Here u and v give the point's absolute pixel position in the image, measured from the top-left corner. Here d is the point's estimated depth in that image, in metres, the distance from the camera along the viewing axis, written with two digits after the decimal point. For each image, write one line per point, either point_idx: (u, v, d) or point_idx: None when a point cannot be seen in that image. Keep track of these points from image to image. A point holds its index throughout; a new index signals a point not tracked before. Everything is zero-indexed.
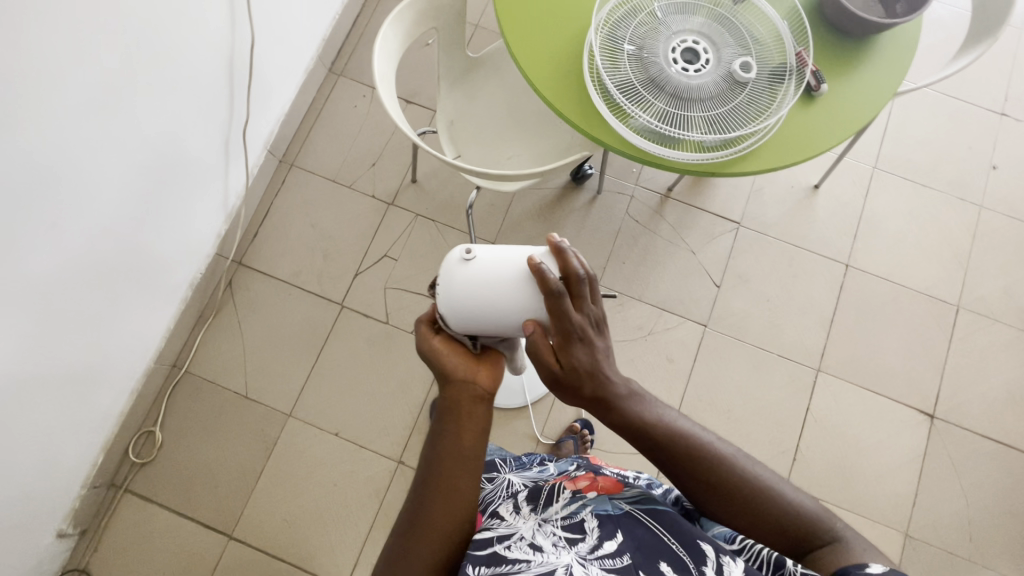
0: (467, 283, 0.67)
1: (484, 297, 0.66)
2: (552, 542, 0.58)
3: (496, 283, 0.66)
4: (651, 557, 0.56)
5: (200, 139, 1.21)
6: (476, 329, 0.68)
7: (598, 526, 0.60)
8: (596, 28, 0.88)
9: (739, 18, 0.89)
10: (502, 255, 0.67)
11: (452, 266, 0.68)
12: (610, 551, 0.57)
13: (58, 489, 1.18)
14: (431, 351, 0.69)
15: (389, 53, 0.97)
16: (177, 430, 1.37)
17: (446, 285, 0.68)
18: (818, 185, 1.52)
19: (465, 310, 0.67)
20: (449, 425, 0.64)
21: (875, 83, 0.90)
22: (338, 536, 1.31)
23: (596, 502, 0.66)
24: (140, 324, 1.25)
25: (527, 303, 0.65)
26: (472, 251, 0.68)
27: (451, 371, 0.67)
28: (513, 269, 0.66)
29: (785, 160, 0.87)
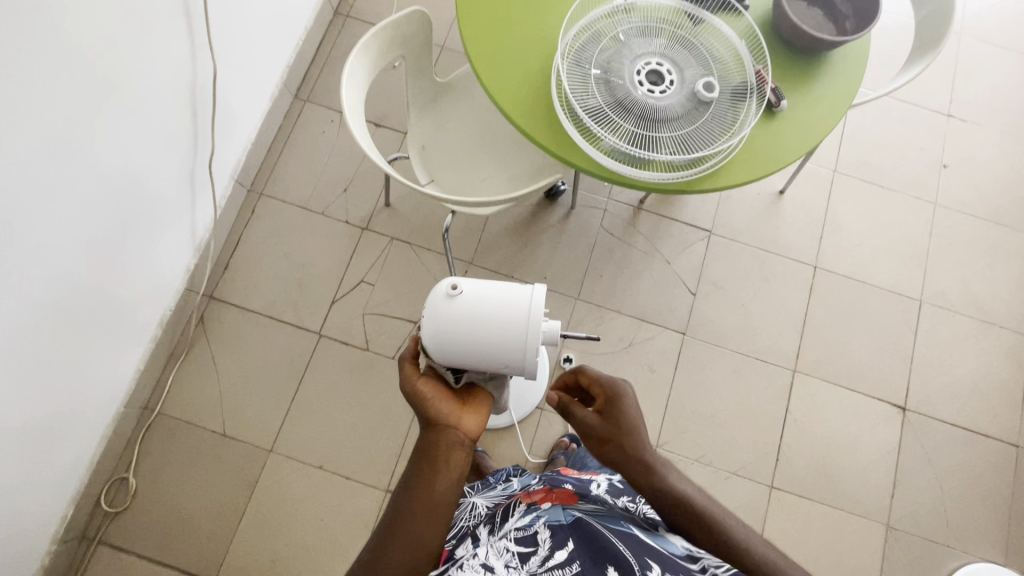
0: (454, 319, 0.67)
1: (471, 332, 0.66)
2: (505, 564, 0.62)
3: (484, 319, 0.66)
4: (599, 562, 0.60)
5: (164, 173, 1.18)
6: (462, 363, 0.68)
7: (551, 538, 0.65)
8: (562, 53, 0.90)
9: (700, 39, 0.92)
10: (488, 292, 0.67)
11: (438, 300, 0.67)
12: (560, 560, 0.61)
13: (25, 548, 1.12)
14: (413, 391, 0.69)
15: (356, 84, 0.97)
16: (152, 474, 1.32)
17: (432, 320, 0.67)
18: (784, 191, 1.57)
19: (452, 346, 0.67)
20: (423, 469, 0.65)
21: (832, 97, 0.94)
22: (327, 574, 1.27)
23: (550, 515, 0.70)
24: (108, 367, 1.20)
25: (512, 340, 0.66)
26: (458, 286, 0.67)
27: (433, 413, 0.68)
28: (499, 307, 0.66)
29: (756, 172, 0.89)
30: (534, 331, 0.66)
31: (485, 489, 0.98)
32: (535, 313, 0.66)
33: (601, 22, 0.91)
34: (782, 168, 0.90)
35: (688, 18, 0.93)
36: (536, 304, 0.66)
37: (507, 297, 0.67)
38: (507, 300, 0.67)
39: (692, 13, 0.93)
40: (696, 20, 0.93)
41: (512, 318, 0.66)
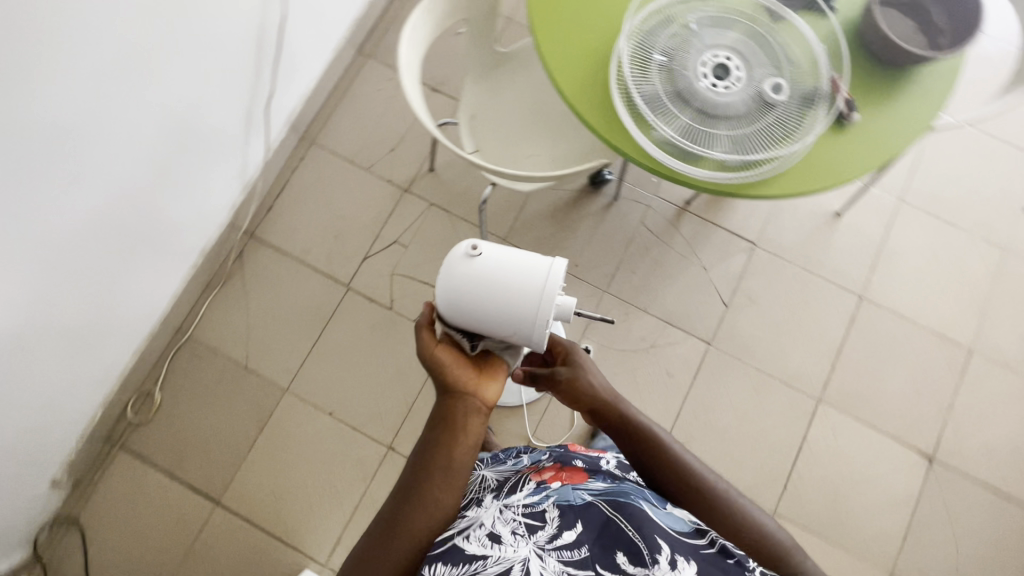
0: (470, 278, 0.67)
1: (486, 293, 0.66)
2: (511, 532, 0.60)
3: (500, 282, 0.66)
4: (608, 548, 0.59)
5: (223, 108, 1.21)
6: (472, 324, 0.68)
7: (559, 516, 0.63)
8: (628, 35, 0.87)
9: (776, 37, 0.87)
10: (507, 256, 0.68)
11: (457, 257, 0.68)
12: (568, 542, 0.59)
13: (55, 440, 1.21)
14: (432, 356, 0.72)
15: (416, 41, 0.96)
16: (175, 393, 1.39)
17: (449, 276, 0.68)
18: (841, 213, 1.49)
19: (465, 303, 0.67)
20: (443, 436, 0.68)
21: (911, 116, 0.87)
22: (321, 516, 1.33)
23: (559, 492, 0.68)
24: (149, 286, 1.27)
25: (522, 308, 0.66)
26: (478, 247, 0.68)
27: (453, 380, 0.71)
28: (515, 272, 0.67)
29: (821, 185, 0.84)
30: (548, 300, 0.65)
31: (494, 462, 0.90)
32: (551, 282, 0.66)
33: (673, 8, 0.88)
34: (853, 180, 0.85)
35: (768, 13, 0.88)
36: (553, 274, 0.66)
37: (526, 264, 0.67)
38: (525, 268, 0.67)
39: (773, 9, 0.88)
40: (776, 17, 0.88)
41: (527, 284, 0.66)
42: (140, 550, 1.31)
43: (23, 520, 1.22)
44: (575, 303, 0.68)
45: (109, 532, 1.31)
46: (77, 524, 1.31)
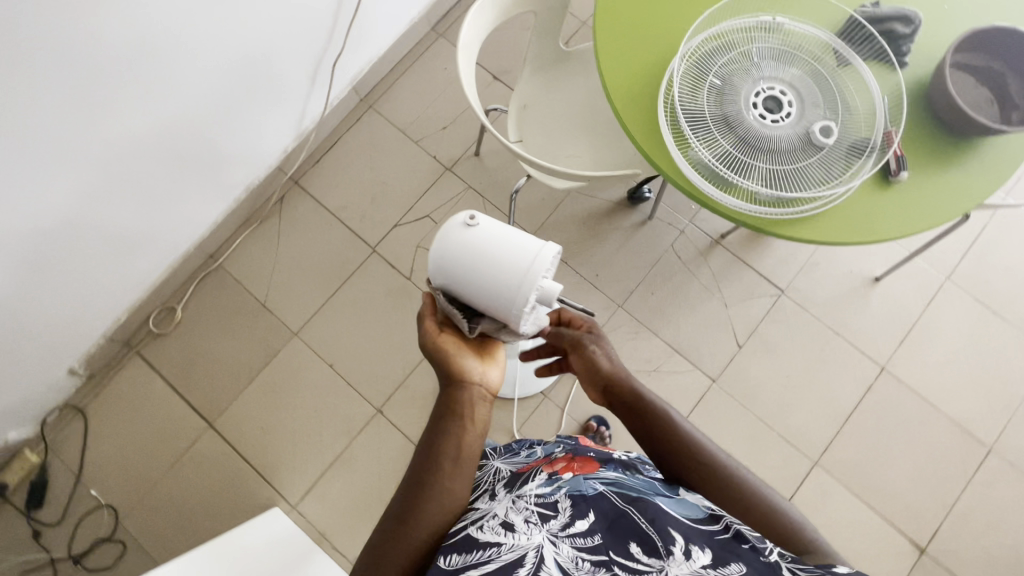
0: (459, 247, 0.69)
1: (470, 264, 0.68)
2: (524, 519, 0.60)
3: (487, 256, 0.67)
4: (621, 538, 0.58)
5: (293, 57, 1.28)
6: (455, 291, 0.70)
7: (572, 505, 0.62)
8: (686, 52, 0.86)
9: (837, 82, 0.85)
10: (499, 233, 0.68)
11: (454, 226, 0.70)
12: (581, 530, 0.58)
13: (79, 332, 1.30)
14: (439, 345, 0.74)
15: (481, 24, 0.98)
16: (195, 315, 1.46)
17: (441, 241, 0.70)
18: (880, 279, 1.44)
19: (450, 270, 0.69)
20: (452, 425, 0.69)
21: (961, 187, 0.84)
22: (301, 460, 1.38)
23: (571, 482, 0.66)
24: (192, 210, 1.34)
25: (502, 285, 0.66)
26: (474, 219, 0.70)
27: (456, 368, 0.73)
28: (503, 250, 0.67)
29: (858, 240, 0.82)
30: (528, 283, 0.65)
31: (507, 454, 0.88)
32: (534, 266, 0.65)
33: (737, 33, 0.87)
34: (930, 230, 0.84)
35: (834, 56, 0.86)
36: (539, 258, 0.66)
37: (515, 243, 0.67)
38: (513, 247, 0.67)
39: (840, 52, 0.86)
40: (842, 61, 0.86)
41: (510, 263, 0.66)
42: (133, 451, 1.39)
43: (37, 398, 1.32)
44: (558, 290, 0.67)
45: (110, 428, 1.40)
46: (83, 414, 1.41)
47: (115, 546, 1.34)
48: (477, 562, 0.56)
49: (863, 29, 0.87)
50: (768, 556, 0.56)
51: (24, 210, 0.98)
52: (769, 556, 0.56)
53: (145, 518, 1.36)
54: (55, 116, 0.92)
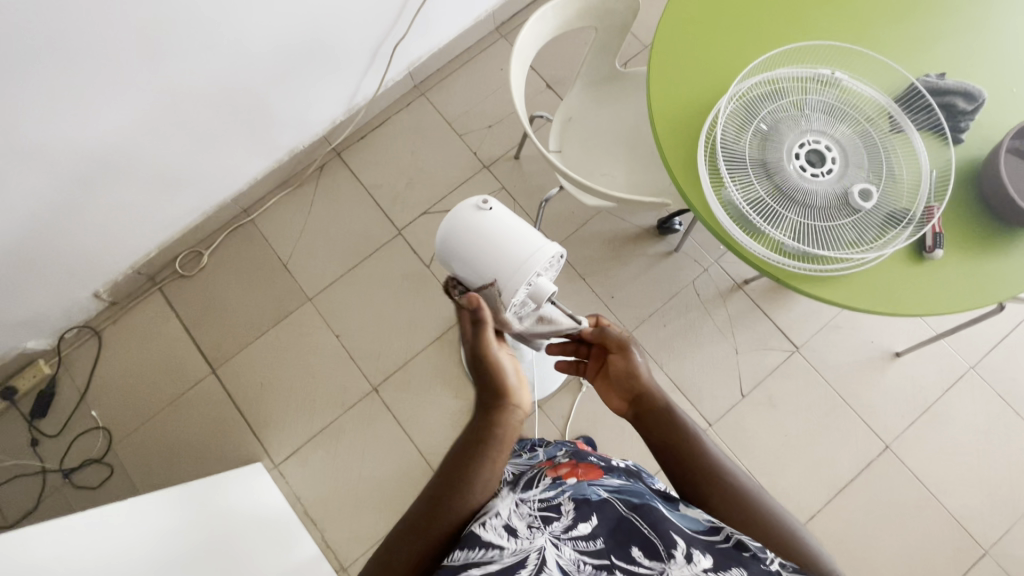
0: (465, 226, 0.74)
1: (471, 244, 0.73)
2: (527, 524, 0.62)
3: (490, 240, 0.72)
4: (624, 543, 0.59)
5: (356, 35, 1.32)
6: (456, 266, 0.78)
7: (574, 510, 0.64)
8: (737, 92, 0.85)
9: (886, 147, 0.83)
10: (508, 220, 0.74)
11: (467, 205, 0.75)
12: (583, 533, 0.61)
13: (109, 259, 1.36)
14: (495, 360, 0.73)
15: (541, 32, 0.99)
16: (219, 263, 1.51)
17: (452, 217, 0.76)
18: (900, 354, 1.39)
19: (453, 246, 0.75)
20: (489, 448, 0.70)
21: (995, 276, 0.81)
22: (292, 422, 1.41)
23: (574, 488, 0.68)
24: (235, 163, 1.40)
25: (500, 270, 0.71)
26: (487, 203, 0.74)
27: (506, 391, 0.73)
28: (508, 238, 0.72)
29: (879, 309, 0.80)
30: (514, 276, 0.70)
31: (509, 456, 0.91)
32: (524, 261, 0.70)
33: (792, 83, 0.86)
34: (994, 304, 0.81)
35: (887, 121, 0.84)
36: (530, 255, 0.70)
37: (514, 234, 0.71)
38: (519, 238, 0.72)
39: (895, 118, 0.84)
40: (895, 127, 0.84)
41: (503, 253, 0.71)
42: (137, 381, 1.45)
43: (59, 313, 1.38)
44: (551, 287, 0.73)
45: (119, 355, 1.46)
46: (98, 337, 1.47)
47: (103, 469, 1.39)
48: (478, 561, 0.56)
49: (923, 98, 0.85)
50: (770, 565, 0.56)
51: (76, 132, 1.04)
52: (770, 565, 0.57)
53: (135, 447, 1.41)
54: (121, 51, 0.98)
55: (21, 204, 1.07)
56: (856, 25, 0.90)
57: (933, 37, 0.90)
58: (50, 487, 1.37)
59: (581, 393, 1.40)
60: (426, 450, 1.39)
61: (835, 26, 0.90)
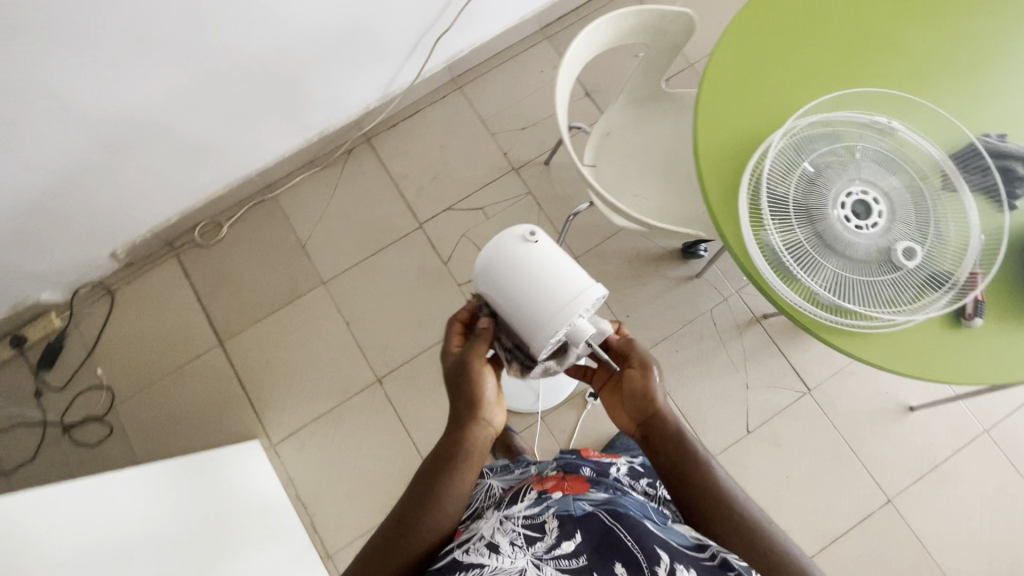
0: (511, 257, 0.69)
1: (514, 276, 0.68)
2: (510, 543, 0.62)
3: (532, 275, 0.68)
4: (606, 559, 0.58)
5: (399, 23, 1.29)
6: (491, 297, 0.71)
7: (558, 527, 0.63)
8: (789, 129, 0.82)
9: (936, 206, 0.80)
10: (553, 257, 0.69)
11: (513, 234, 0.70)
12: (566, 551, 0.60)
13: (129, 220, 1.35)
14: (477, 372, 0.72)
15: (591, 45, 0.96)
16: (238, 236, 1.50)
17: (496, 244, 0.71)
18: (914, 410, 1.37)
19: (494, 275, 0.70)
20: (456, 465, 0.69)
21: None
22: (293, 403, 1.41)
23: (560, 503, 0.68)
24: (264, 138, 1.39)
25: (540, 310, 0.66)
26: (535, 235, 0.70)
27: (478, 404, 0.71)
28: (553, 277, 0.67)
29: (908, 372, 0.78)
30: (558, 315, 0.66)
31: (504, 472, 0.93)
32: (572, 302, 0.66)
33: (847, 126, 0.82)
34: None
35: (941, 179, 0.81)
36: (580, 296, 0.66)
37: (563, 273, 0.68)
38: (563, 278, 0.67)
39: (949, 176, 0.81)
40: (948, 186, 0.81)
41: (550, 291, 0.67)
42: (144, 344, 1.45)
43: (76, 268, 1.39)
44: (590, 334, 0.67)
45: (130, 316, 1.46)
46: (111, 296, 1.47)
47: (103, 428, 1.40)
48: None
49: (981, 159, 0.82)
50: None
51: (113, 93, 1.03)
52: None
53: (137, 409, 1.42)
54: (166, 19, 0.97)
55: (49, 157, 1.07)
56: (919, 75, 0.87)
57: (1000, 96, 0.86)
58: (49, 441, 1.37)
59: (584, 410, 1.39)
60: (423, 448, 1.38)
61: (897, 74, 0.87)
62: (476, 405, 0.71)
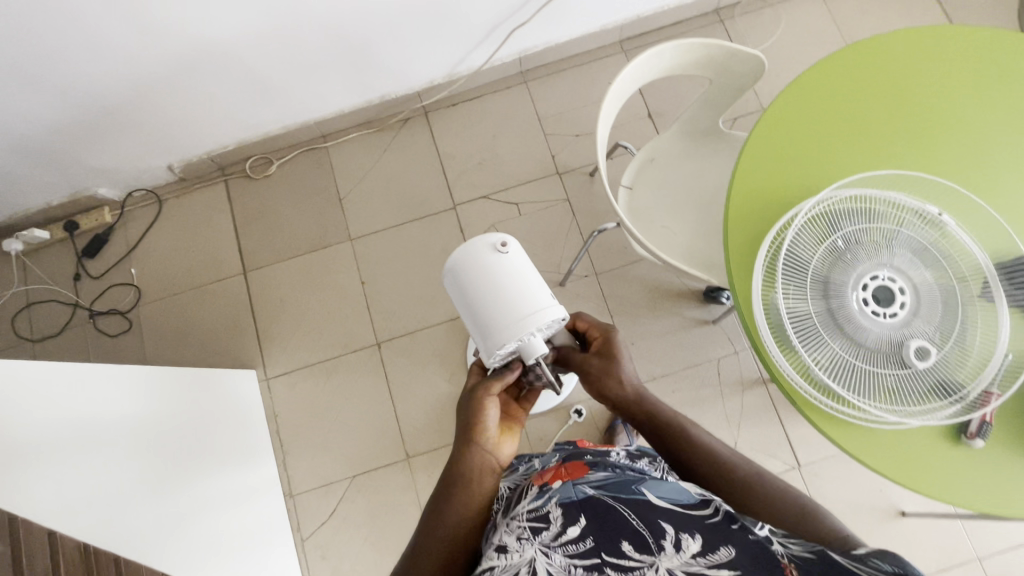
0: (479, 266, 0.70)
1: (478, 283, 0.69)
2: (517, 537, 0.61)
3: (494, 284, 0.69)
4: (613, 538, 0.58)
5: (479, 8, 1.31)
6: (457, 301, 0.73)
7: (562, 514, 0.62)
8: (825, 199, 0.79)
9: (967, 312, 0.75)
10: (519, 269, 0.70)
11: (485, 242, 0.72)
12: (573, 536, 0.60)
13: (189, 139, 1.44)
14: (477, 404, 0.67)
15: (652, 68, 0.94)
16: (284, 176, 1.57)
17: (466, 251, 0.72)
18: (906, 515, 1.29)
19: (461, 280, 0.71)
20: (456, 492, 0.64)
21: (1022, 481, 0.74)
22: (294, 345, 1.47)
23: (562, 491, 0.65)
24: (326, 91, 1.44)
25: (494, 320, 0.67)
26: (506, 245, 0.70)
27: (479, 432, 0.66)
28: (513, 288, 0.68)
29: (891, 476, 0.74)
30: (510, 328, 0.66)
31: (506, 470, 0.90)
32: (527, 317, 0.66)
33: (890, 207, 0.78)
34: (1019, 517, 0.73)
35: (980, 285, 0.76)
36: (538, 312, 0.66)
37: (527, 287, 0.68)
38: (524, 292, 0.68)
39: (990, 284, 0.75)
40: (985, 295, 0.76)
41: (510, 302, 0.67)
42: (177, 257, 1.54)
43: (135, 172, 1.49)
44: (539, 351, 0.68)
45: (171, 227, 1.55)
46: (160, 205, 1.57)
47: (124, 323, 1.50)
48: None
49: None
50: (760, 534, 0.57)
51: (199, 22, 1.09)
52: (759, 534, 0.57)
53: (157, 314, 1.51)
54: None
55: (129, 66, 1.15)
56: (986, 172, 0.82)
57: None
58: (77, 320, 1.50)
59: (566, 425, 1.38)
60: (403, 419, 1.41)
61: (961, 166, 0.83)
62: (474, 432, 0.66)
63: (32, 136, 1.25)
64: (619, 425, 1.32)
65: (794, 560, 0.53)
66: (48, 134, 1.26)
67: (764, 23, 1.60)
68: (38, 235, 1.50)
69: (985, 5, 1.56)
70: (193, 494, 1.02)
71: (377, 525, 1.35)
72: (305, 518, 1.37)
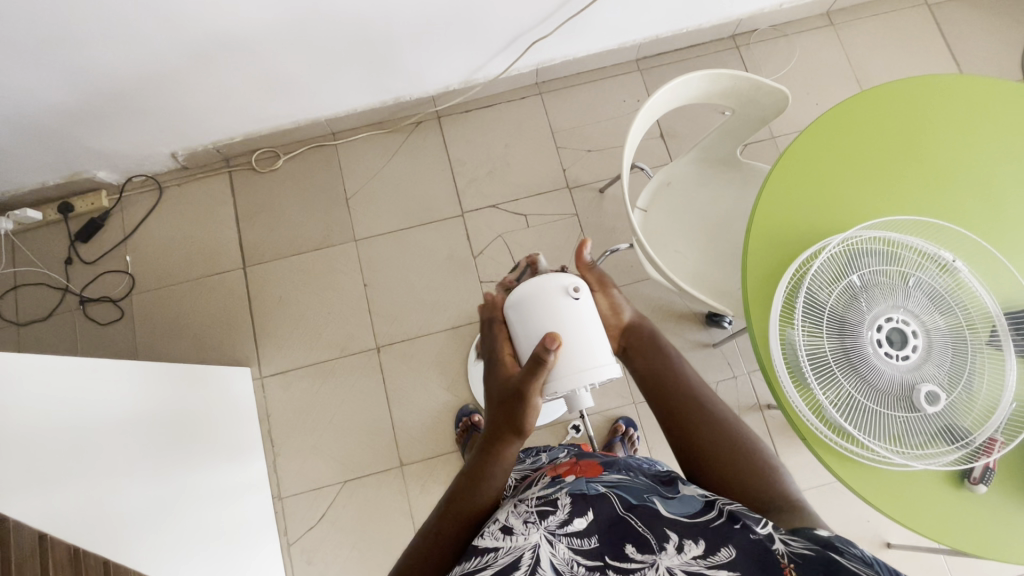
0: (553, 310, 0.67)
1: (542, 321, 0.67)
2: (524, 522, 0.60)
3: (557, 329, 0.67)
4: (617, 540, 0.56)
5: (502, 19, 1.30)
6: (514, 330, 0.71)
7: (571, 503, 0.61)
8: (850, 237, 0.79)
9: (974, 359, 0.77)
10: (586, 321, 0.68)
11: (557, 283, 0.69)
12: (578, 530, 0.58)
13: (197, 129, 1.41)
14: (527, 405, 0.64)
15: (679, 94, 0.94)
16: (290, 172, 1.54)
17: (536, 288, 0.69)
18: (891, 547, 1.31)
19: (528, 318, 0.68)
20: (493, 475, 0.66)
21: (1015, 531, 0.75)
22: (291, 344, 1.45)
23: (573, 484, 0.65)
24: (340, 89, 1.42)
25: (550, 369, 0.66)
26: (580, 292, 0.69)
27: (523, 427, 0.66)
28: (574, 342, 0.66)
29: (891, 515, 0.76)
30: (563, 381, 0.65)
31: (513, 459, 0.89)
32: (597, 372, 0.66)
33: (909, 252, 0.80)
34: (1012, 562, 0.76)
35: (989, 332, 0.77)
36: (605, 368, 0.67)
37: (596, 339, 0.67)
38: (585, 348, 0.66)
39: (999, 332, 0.77)
40: (994, 342, 0.77)
41: (582, 353, 0.66)
42: (174, 245, 1.50)
43: (137, 158, 1.45)
44: (585, 405, 0.69)
45: (170, 216, 1.52)
46: (159, 191, 1.53)
47: (116, 310, 1.46)
48: (474, 566, 0.55)
49: None
50: (762, 525, 0.53)
51: (221, 14, 1.07)
52: (761, 530, 0.53)
53: (151, 304, 1.47)
54: None
55: (144, 52, 1.12)
56: (995, 219, 0.84)
57: None
58: (66, 305, 1.46)
59: (563, 439, 1.38)
60: (399, 426, 1.39)
61: (976, 216, 0.84)
62: (519, 430, 0.66)
63: (35, 116, 1.21)
64: (618, 442, 1.31)
65: (794, 560, 0.48)
66: (52, 114, 1.22)
67: (779, 53, 1.62)
68: (30, 215, 1.45)
69: (990, 52, 1.60)
70: (186, 496, 0.99)
71: (366, 532, 1.33)
72: (293, 521, 1.34)
